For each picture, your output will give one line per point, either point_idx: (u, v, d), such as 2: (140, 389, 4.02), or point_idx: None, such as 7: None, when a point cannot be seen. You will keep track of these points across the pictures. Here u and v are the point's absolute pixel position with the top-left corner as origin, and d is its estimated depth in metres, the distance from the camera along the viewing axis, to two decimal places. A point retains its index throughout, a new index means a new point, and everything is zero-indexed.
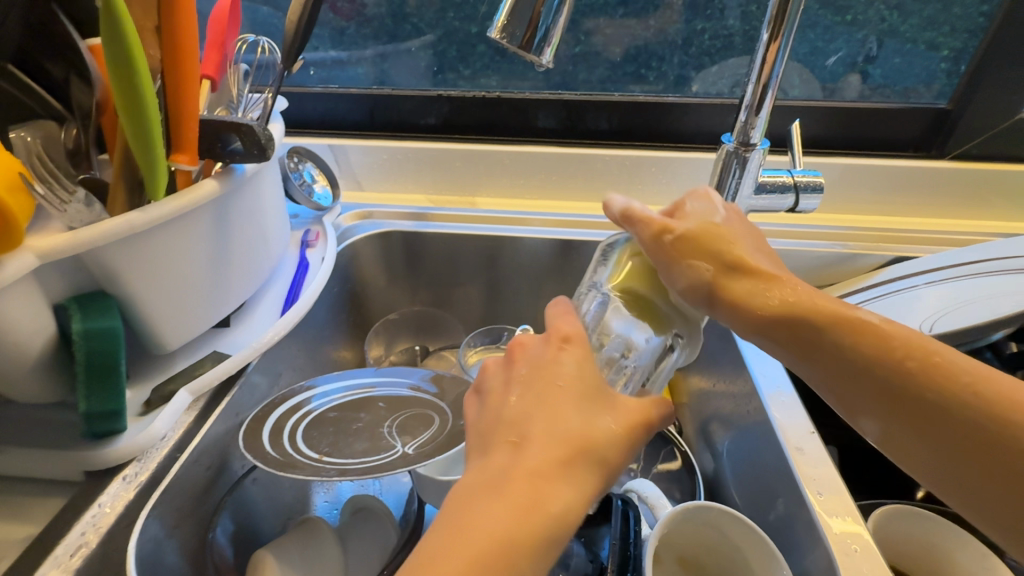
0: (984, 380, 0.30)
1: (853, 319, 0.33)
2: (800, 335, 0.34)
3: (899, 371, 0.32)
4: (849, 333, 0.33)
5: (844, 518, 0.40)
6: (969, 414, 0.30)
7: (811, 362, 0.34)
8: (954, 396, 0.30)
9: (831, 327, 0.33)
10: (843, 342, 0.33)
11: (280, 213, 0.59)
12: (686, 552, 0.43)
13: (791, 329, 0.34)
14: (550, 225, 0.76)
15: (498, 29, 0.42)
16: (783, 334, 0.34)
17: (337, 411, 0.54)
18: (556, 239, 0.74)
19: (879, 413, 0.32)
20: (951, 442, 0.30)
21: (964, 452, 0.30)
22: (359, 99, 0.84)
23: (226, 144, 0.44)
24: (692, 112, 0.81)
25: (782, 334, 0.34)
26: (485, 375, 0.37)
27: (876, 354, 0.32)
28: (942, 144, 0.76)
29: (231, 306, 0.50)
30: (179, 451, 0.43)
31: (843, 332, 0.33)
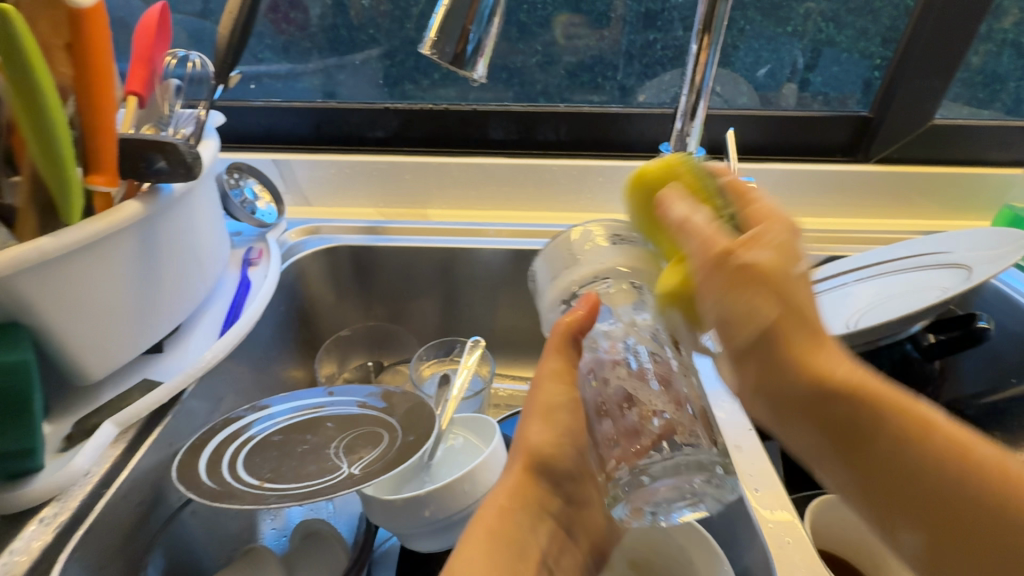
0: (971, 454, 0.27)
1: (913, 421, 0.28)
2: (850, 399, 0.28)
3: (895, 436, 0.28)
4: (867, 433, 0.28)
5: (777, 510, 0.42)
6: (993, 509, 0.26)
7: (853, 452, 0.29)
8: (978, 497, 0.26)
9: (794, 363, 0.29)
10: (885, 445, 0.28)
11: (217, 230, 0.57)
12: (638, 555, 0.46)
13: (821, 399, 0.29)
14: (505, 235, 0.76)
15: (426, 46, 0.43)
16: (813, 399, 0.29)
17: (281, 435, 0.52)
18: (509, 250, 0.74)
19: (925, 524, 0.27)
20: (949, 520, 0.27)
21: (944, 525, 0.27)
22: (304, 113, 0.83)
23: (150, 163, 0.42)
24: (636, 121, 0.83)
25: (806, 417, 0.30)
26: (528, 436, 0.45)
27: (920, 451, 0.27)
28: (867, 148, 0.81)
29: (164, 331, 0.48)
30: (105, 487, 0.40)
31: (893, 424, 0.28)
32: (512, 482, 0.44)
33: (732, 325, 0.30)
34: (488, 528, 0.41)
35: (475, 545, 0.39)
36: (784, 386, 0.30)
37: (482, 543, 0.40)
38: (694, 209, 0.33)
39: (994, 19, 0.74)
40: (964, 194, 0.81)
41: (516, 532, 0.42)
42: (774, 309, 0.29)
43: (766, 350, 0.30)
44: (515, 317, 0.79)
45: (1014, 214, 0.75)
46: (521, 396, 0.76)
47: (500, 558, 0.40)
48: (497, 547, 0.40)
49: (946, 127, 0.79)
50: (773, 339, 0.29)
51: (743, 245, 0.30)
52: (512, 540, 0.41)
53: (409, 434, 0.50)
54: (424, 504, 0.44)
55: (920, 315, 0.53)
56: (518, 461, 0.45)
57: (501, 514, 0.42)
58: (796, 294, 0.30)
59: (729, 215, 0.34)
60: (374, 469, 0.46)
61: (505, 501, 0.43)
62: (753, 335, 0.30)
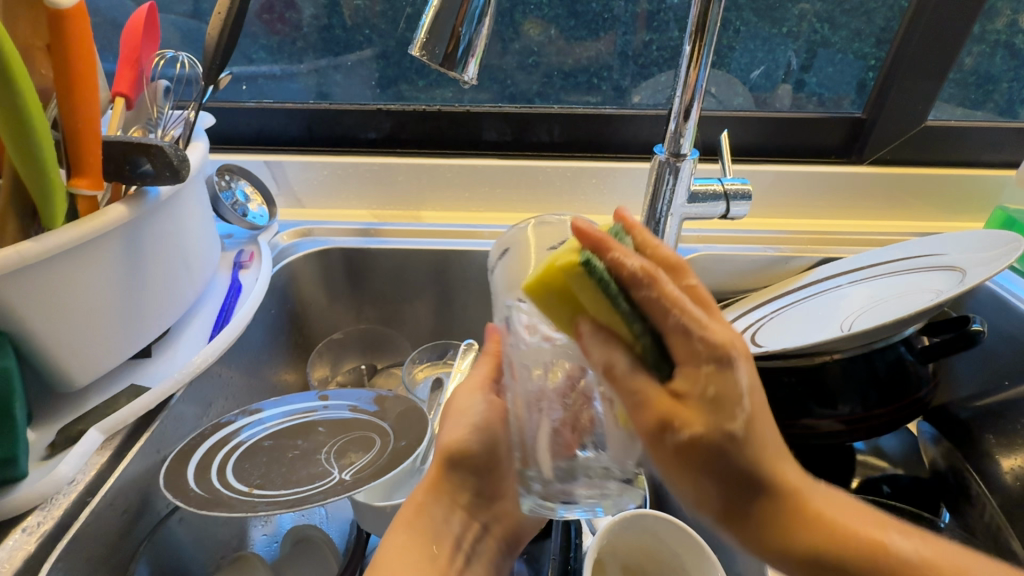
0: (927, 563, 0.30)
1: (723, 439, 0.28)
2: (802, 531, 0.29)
3: (797, 527, 0.29)
4: (717, 454, 0.28)
5: None
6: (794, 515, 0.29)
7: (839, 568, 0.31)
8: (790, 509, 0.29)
9: (794, 519, 0.29)
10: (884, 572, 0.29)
11: (207, 233, 0.56)
12: (631, 559, 0.44)
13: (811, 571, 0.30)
14: (500, 237, 0.76)
15: (417, 47, 0.42)
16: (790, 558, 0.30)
17: (272, 440, 0.51)
18: None
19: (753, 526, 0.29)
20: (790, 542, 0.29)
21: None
22: (296, 113, 0.82)
23: (135, 166, 0.41)
24: (630, 123, 0.83)
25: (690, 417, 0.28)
26: (450, 435, 0.44)
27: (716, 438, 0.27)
28: (860, 149, 0.81)
29: (152, 335, 0.48)
30: (89, 496, 0.40)
31: (809, 522, 0.29)
32: (431, 480, 0.43)
33: (644, 413, 0.28)
34: (408, 522, 0.41)
35: (397, 540, 0.39)
36: (683, 454, 0.28)
37: (406, 541, 0.40)
38: (651, 266, 0.28)
39: (986, 21, 0.74)
40: (957, 195, 0.81)
41: (430, 527, 0.41)
42: (682, 358, 0.27)
43: (710, 461, 0.28)
44: None
45: (1007, 215, 0.75)
46: None
47: (420, 564, 0.39)
48: (414, 543, 0.40)
49: (939, 128, 0.79)
50: (701, 450, 0.28)
51: (673, 404, 0.27)
52: (431, 532, 0.41)
53: (401, 439, 0.49)
54: None
55: (913, 319, 0.52)
56: (435, 459, 0.44)
57: (419, 511, 0.41)
58: (728, 409, 0.27)
59: (649, 337, 0.27)
60: (365, 475, 0.46)
61: (421, 496, 0.42)
62: (664, 437, 0.28)
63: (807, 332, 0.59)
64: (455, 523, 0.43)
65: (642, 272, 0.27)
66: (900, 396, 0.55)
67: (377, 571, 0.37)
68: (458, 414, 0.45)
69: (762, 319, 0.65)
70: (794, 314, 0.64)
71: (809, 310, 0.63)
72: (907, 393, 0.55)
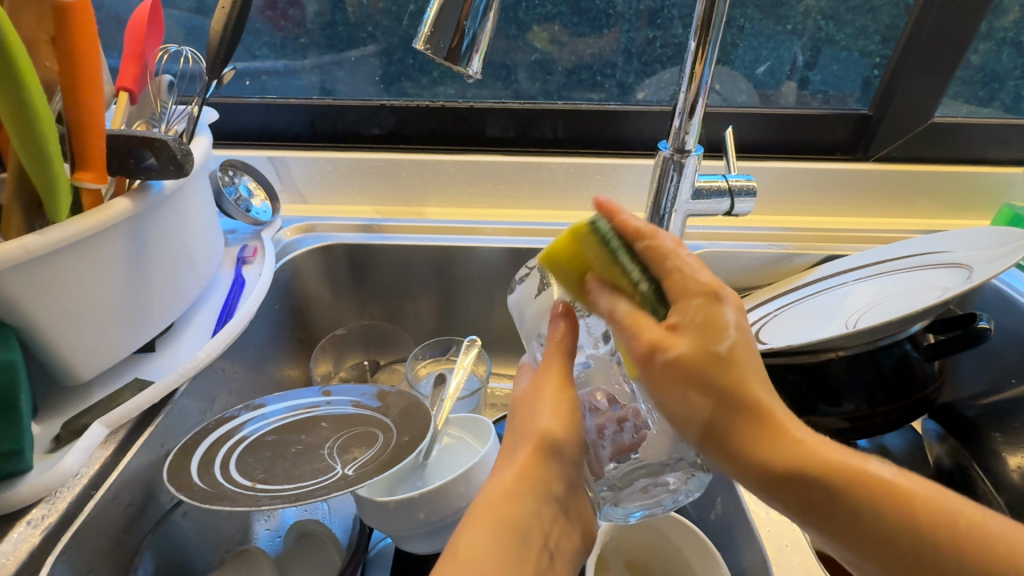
0: (900, 488, 0.31)
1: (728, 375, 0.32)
2: (790, 478, 0.32)
3: (831, 490, 0.31)
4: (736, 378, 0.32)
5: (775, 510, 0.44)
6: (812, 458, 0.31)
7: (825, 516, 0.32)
8: (841, 480, 0.31)
9: (757, 450, 0.32)
10: (868, 518, 0.31)
11: (210, 228, 0.56)
12: (634, 556, 0.44)
13: (794, 501, 0.32)
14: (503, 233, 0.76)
15: (421, 41, 0.42)
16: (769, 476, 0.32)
17: (275, 435, 0.51)
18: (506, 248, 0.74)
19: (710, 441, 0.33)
20: (810, 484, 0.31)
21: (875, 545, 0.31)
22: (299, 109, 0.82)
23: (139, 160, 0.41)
24: (634, 119, 0.83)
25: (653, 365, 0.32)
26: (544, 415, 0.38)
27: (712, 383, 0.32)
28: (866, 146, 0.81)
29: (156, 330, 0.48)
30: (93, 489, 0.40)
31: (842, 476, 0.31)
32: (523, 464, 0.37)
33: (637, 342, 0.32)
34: (496, 511, 0.35)
35: (482, 526, 0.34)
36: (666, 375, 0.32)
37: (485, 541, 0.34)
38: (617, 298, 0.34)
39: (993, 17, 0.74)
40: (963, 193, 0.81)
41: (520, 521, 0.35)
42: (654, 334, 0.32)
43: (693, 382, 0.32)
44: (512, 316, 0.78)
45: (1013, 212, 0.74)
46: None
47: (507, 553, 0.33)
48: (500, 535, 0.34)
49: (946, 125, 0.79)
50: (713, 428, 0.32)
51: (666, 336, 0.32)
52: (518, 527, 0.35)
53: (404, 435, 0.49)
54: (418, 506, 0.43)
55: (918, 317, 0.52)
56: (530, 442, 0.38)
57: (510, 501, 0.36)
58: (715, 333, 0.32)
59: (646, 285, 0.33)
60: (368, 470, 0.46)
61: (511, 484, 0.37)
62: (654, 356, 0.32)
63: (811, 330, 0.59)
64: (546, 521, 0.36)
65: (607, 313, 0.34)
66: (904, 395, 0.55)
67: (461, 550, 0.33)
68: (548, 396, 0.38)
69: (766, 316, 0.65)
70: (799, 311, 0.64)
71: (814, 307, 0.63)
72: (912, 392, 0.55)
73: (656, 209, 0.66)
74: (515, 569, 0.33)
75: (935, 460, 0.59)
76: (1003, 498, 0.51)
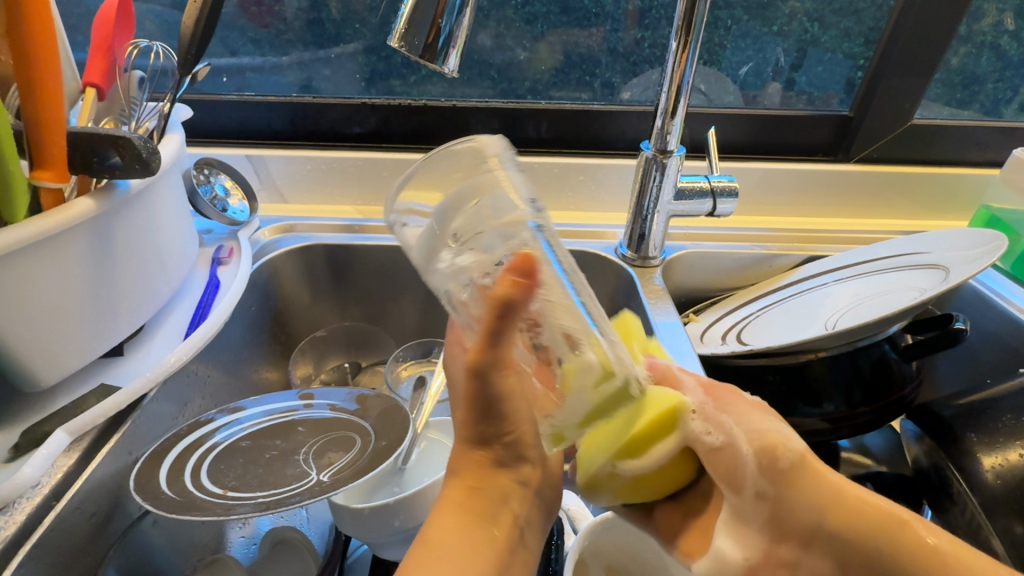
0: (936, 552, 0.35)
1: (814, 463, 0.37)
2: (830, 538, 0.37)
3: (874, 538, 0.36)
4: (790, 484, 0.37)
5: None
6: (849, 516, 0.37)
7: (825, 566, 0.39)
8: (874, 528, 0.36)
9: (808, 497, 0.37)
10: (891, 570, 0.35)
11: (183, 228, 0.55)
12: (613, 559, 0.43)
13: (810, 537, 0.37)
14: None
15: (396, 38, 0.41)
16: (765, 463, 0.36)
17: (249, 440, 0.50)
18: None
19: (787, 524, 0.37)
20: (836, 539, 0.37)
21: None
22: (279, 107, 0.81)
23: (103, 159, 0.40)
24: (618, 119, 0.82)
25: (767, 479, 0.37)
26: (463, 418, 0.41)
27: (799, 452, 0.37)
28: (848, 147, 0.81)
29: (123, 333, 0.46)
30: (54, 499, 0.38)
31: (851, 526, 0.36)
32: (470, 463, 0.40)
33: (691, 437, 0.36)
34: (459, 502, 0.39)
35: (447, 518, 0.38)
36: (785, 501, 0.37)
37: (453, 521, 0.38)
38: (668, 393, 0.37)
39: (972, 21, 0.75)
40: (942, 194, 0.82)
41: (484, 505, 0.39)
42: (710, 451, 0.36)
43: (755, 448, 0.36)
44: None
45: (991, 214, 0.75)
46: None
47: (468, 543, 0.37)
48: (461, 522, 0.38)
49: (925, 127, 0.79)
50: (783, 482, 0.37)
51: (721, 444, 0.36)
52: (481, 511, 0.39)
53: (381, 440, 0.48)
54: (394, 514, 0.42)
55: (896, 317, 0.52)
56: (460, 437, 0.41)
57: (469, 492, 0.39)
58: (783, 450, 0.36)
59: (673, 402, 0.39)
60: (343, 476, 0.45)
61: (470, 479, 0.40)
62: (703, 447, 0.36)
63: (791, 331, 0.59)
64: (513, 500, 0.40)
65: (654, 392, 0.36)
66: (883, 395, 0.55)
67: (435, 534, 0.37)
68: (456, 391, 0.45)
69: (748, 318, 0.65)
70: (780, 311, 0.64)
71: (794, 308, 0.63)
72: (890, 392, 0.55)
73: (639, 209, 0.67)
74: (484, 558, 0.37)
75: (914, 460, 0.59)
76: (978, 498, 0.51)
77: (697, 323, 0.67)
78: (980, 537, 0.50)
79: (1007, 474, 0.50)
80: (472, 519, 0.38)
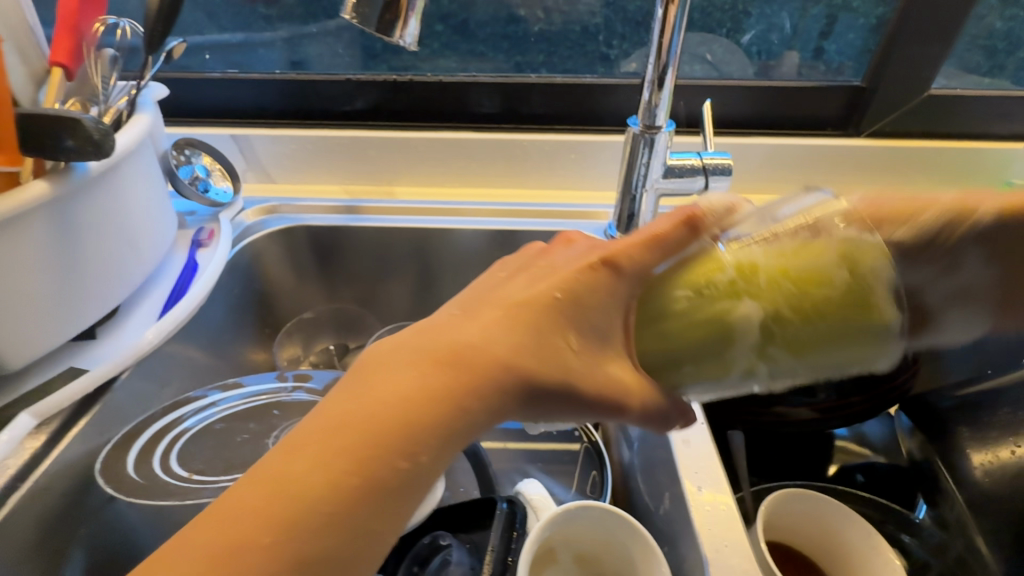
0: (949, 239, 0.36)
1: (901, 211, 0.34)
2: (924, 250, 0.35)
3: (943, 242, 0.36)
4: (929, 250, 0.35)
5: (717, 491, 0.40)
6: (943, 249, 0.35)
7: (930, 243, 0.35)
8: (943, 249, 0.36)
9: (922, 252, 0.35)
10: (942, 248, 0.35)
11: (157, 210, 0.54)
12: (585, 548, 0.42)
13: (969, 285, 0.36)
14: (486, 215, 0.74)
15: (347, 10, 0.40)
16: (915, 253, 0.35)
17: (223, 423, 0.50)
18: (493, 229, 0.72)
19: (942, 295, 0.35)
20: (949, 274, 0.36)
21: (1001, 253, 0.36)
22: (265, 84, 0.79)
23: (57, 141, 0.39)
24: (613, 93, 0.79)
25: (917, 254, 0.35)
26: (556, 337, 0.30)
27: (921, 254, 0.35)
28: (858, 121, 0.76)
29: (95, 317, 0.46)
30: (21, 479, 0.39)
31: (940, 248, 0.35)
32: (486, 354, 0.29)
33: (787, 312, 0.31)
34: (451, 350, 0.29)
35: (434, 352, 0.29)
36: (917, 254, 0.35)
37: (429, 366, 0.28)
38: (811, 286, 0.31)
39: None
40: (959, 170, 0.76)
41: (447, 399, 0.27)
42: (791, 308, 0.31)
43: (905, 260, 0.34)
44: None
45: None
46: None
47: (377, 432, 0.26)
48: (427, 379, 0.28)
49: (944, 98, 0.74)
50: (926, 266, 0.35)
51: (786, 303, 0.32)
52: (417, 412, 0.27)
53: None
54: None
55: None
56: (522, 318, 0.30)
57: (455, 352, 0.29)
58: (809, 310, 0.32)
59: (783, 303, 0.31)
60: None
61: (481, 342, 0.29)
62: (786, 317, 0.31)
63: None
64: (455, 443, 0.28)
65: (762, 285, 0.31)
66: (877, 383, 0.53)
67: (399, 378, 0.28)
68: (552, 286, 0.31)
69: None
70: None
71: None
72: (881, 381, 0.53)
73: (627, 188, 0.64)
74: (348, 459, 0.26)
75: (907, 453, 0.56)
76: (963, 494, 0.49)
77: None
78: (966, 537, 0.48)
79: (996, 471, 0.48)
80: (437, 408, 0.27)
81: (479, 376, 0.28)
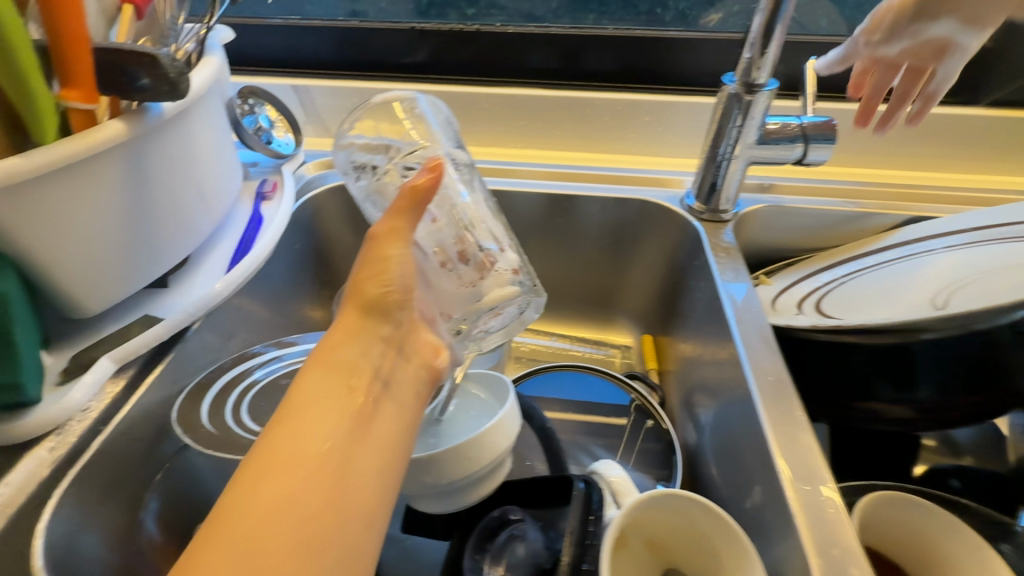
0: None
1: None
2: None
3: None
4: None
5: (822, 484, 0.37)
6: None
7: None
8: None
9: None
10: None
11: (223, 160, 0.53)
12: (657, 535, 0.40)
13: None
14: (551, 179, 0.70)
15: None
16: None
17: (289, 379, 0.49)
18: (544, 194, 0.68)
19: None
20: None
21: None
22: (325, 32, 0.76)
23: (131, 79, 0.37)
24: (695, 50, 0.72)
25: None
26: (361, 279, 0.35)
27: None
28: (976, 88, 0.67)
29: (165, 266, 0.46)
30: (103, 425, 0.39)
31: None
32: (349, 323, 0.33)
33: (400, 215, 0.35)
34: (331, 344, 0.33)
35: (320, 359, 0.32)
36: None
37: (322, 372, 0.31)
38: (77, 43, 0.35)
39: None
40: None
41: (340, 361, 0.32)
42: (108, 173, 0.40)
43: None
44: (544, 266, 0.73)
45: None
46: (546, 351, 0.72)
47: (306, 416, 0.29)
48: (327, 375, 0.31)
49: None
50: None
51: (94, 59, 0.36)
52: (337, 370, 0.31)
53: None
54: (427, 468, 0.38)
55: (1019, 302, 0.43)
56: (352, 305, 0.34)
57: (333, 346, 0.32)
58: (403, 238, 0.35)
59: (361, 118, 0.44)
60: None
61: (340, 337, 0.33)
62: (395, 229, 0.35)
63: (877, 309, 0.52)
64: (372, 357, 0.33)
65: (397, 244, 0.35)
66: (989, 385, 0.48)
67: (301, 391, 0.30)
68: (390, 271, 0.35)
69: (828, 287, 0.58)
70: (869, 281, 0.57)
71: (886, 279, 0.56)
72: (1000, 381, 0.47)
73: (713, 154, 0.59)
74: (296, 447, 0.28)
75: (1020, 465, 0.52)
76: None
77: (768, 285, 0.61)
78: None
79: None
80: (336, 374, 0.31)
81: (342, 347, 0.32)
